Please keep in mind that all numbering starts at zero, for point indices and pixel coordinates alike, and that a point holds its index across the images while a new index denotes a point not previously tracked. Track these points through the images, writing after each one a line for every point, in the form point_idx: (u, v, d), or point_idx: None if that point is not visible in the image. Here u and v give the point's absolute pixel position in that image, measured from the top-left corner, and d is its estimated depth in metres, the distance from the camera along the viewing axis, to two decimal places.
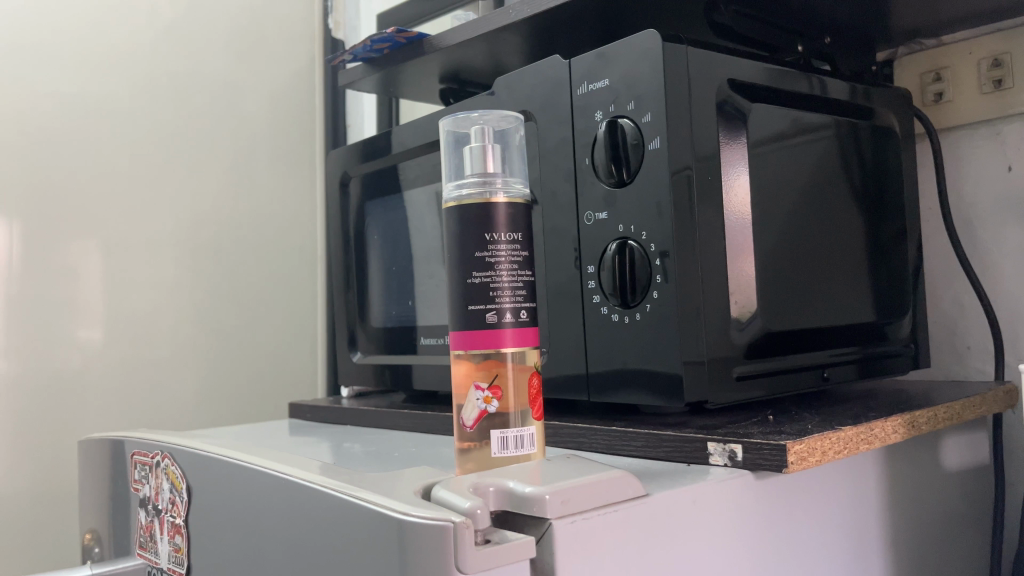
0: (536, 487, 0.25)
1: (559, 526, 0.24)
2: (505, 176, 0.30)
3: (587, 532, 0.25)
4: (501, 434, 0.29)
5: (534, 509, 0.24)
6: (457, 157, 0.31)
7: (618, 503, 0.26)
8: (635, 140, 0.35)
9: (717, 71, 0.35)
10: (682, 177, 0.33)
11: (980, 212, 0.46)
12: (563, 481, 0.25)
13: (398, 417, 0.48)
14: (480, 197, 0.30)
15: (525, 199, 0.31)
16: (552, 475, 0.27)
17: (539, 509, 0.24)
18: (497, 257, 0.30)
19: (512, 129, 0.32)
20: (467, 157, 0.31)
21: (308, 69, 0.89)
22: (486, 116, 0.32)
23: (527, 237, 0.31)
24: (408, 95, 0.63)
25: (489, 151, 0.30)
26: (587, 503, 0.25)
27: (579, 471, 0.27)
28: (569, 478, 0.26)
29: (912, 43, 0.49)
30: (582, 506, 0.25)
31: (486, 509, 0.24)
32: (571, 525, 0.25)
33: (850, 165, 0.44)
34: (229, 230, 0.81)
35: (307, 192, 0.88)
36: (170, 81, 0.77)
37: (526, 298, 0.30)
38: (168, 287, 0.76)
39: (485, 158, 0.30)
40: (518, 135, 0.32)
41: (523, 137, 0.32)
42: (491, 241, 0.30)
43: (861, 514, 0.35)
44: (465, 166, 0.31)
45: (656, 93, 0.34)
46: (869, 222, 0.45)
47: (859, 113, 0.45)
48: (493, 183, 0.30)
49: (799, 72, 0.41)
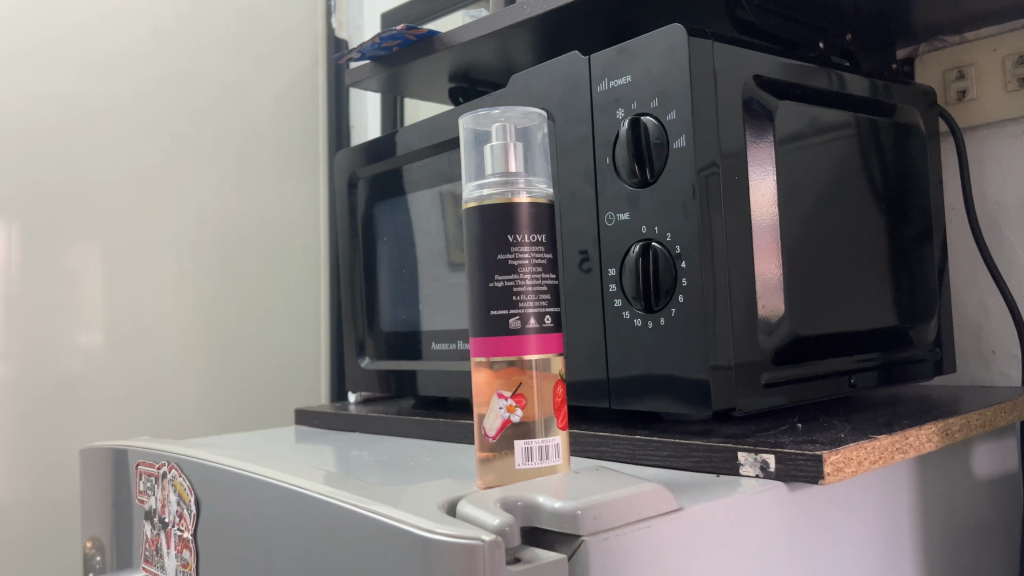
0: (567, 502, 0.24)
1: (593, 543, 0.23)
2: (527, 175, 0.29)
3: (621, 549, 0.24)
4: (525, 446, 0.28)
5: (566, 525, 0.23)
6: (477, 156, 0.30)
7: (651, 518, 0.25)
8: (658, 138, 0.34)
9: (743, 67, 0.34)
10: (709, 176, 0.32)
11: (1006, 213, 0.45)
12: (594, 496, 0.24)
13: (408, 424, 0.47)
14: (503, 198, 0.28)
15: (548, 199, 0.29)
16: (582, 488, 0.25)
17: (571, 525, 0.23)
18: (521, 260, 0.28)
19: (534, 126, 0.31)
20: (488, 156, 0.29)
21: (311, 69, 0.88)
22: (508, 113, 0.31)
23: (551, 239, 0.29)
24: (416, 95, 0.62)
25: (511, 150, 0.29)
26: (620, 519, 0.24)
27: (609, 483, 0.26)
28: (600, 492, 0.25)
29: (933, 40, 0.48)
30: (615, 522, 0.24)
31: (516, 526, 0.23)
32: (604, 543, 0.23)
33: (871, 165, 0.43)
34: (232, 232, 0.80)
35: (310, 193, 0.87)
36: (171, 81, 0.76)
37: (550, 302, 0.29)
38: (170, 291, 0.74)
39: (506, 156, 0.29)
40: (541, 133, 0.31)
41: (545, 134, 0.31)
42: (514, 243, 0.28)
43: (894, 526, 0.33)
44: (486, 166, 0.30)
45: (681, 90, 0.33)
46: (891, 224, 0.44)
47: (880, 111, 0.44)
48: (515, 183, 0.29)
49: (820, 68, 0.40)
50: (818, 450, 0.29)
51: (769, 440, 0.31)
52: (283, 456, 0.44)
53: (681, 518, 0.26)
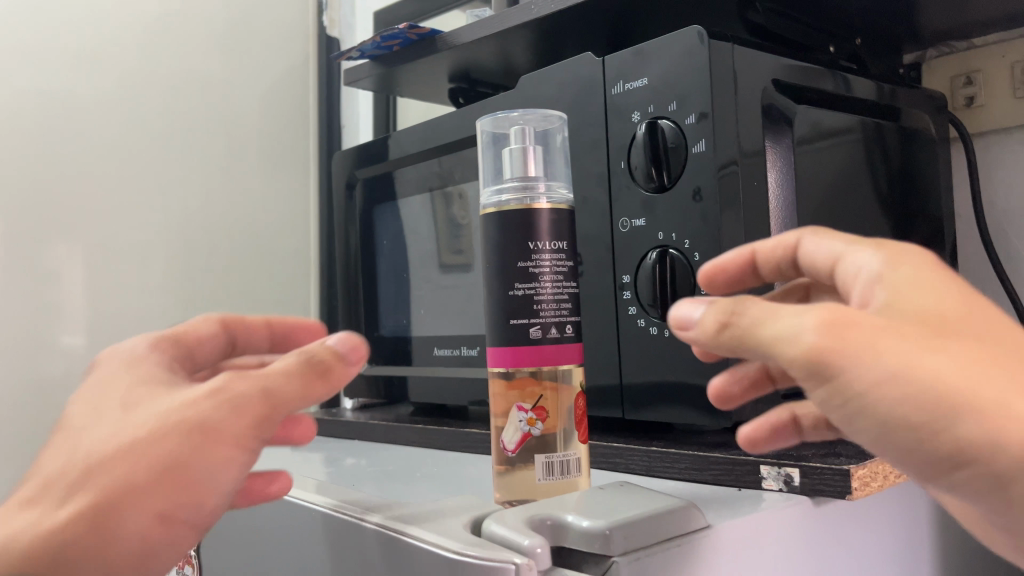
0: (597, 521, 0.23)
1: (625, 564, 0.22)
2: (547, 180, 0.28)
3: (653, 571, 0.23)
4: (547, 459, 0.27)
5: (596, 545, 0.22)
6: (495, 161, 0.29)
7: (681, 536, 0.24)
8: (675, 142, 0.33)
9: (762, 70, 0.33)
10: (729, 181, 0.32)
11: (1013, 219, 0.45)
12: (625, 514, 0.23)
13: (409, 432, 0.46)
14: (524, 203, 0.28)
15: (568, 204, 0.29)
16: (611, 504, 0.24)
17: (603, 545, 0.22)
18: (541, 268, 0.28)
19: (553, 130, 0.30)
20: (506, 159, 0.29)
21: (301, 66, 0.87)
22: (526, 116, 0.30)
23: (572, 246, 0.29)
24: (414, 95, 0.61)
25: (530, 153, 0.28)
26: (651, 539, 0.23)
27: (637, 499, 0.25)
28: (629, 510, 0.24)
29: (941, 46, 0.47)
30: (646, 543, 0.23)
31: (547, 547, 0.22)
32: (636, 564, 0.22)
33: (878, 170, 0.42)
34: (219, 232, 0.78)
35: (299, 193, 0.86)
36: (161, 76, 0.74)
37: (570, 311, 0.28)
38: (156, 291, 0.73)
39: (525, 160, 0.28)
40: (561, 136, 0.30)
41: (565, 138, 0.30)
42: (535, 250, 0.28)
43: (913, 540, 0.33)
44: (504, 170, 0.29)
45: (701, 93, 0.32)
46: (898, 230, 0.43)
47: (888, 114, 0.43)
48: (535, 188, 0.28)
49: (828, 70, 0.39)
50: (845, 464, 0.28)
51: (790, 453, 0.31)
52: (281, 464, 0.43)
53: (710, 536, 0.25)
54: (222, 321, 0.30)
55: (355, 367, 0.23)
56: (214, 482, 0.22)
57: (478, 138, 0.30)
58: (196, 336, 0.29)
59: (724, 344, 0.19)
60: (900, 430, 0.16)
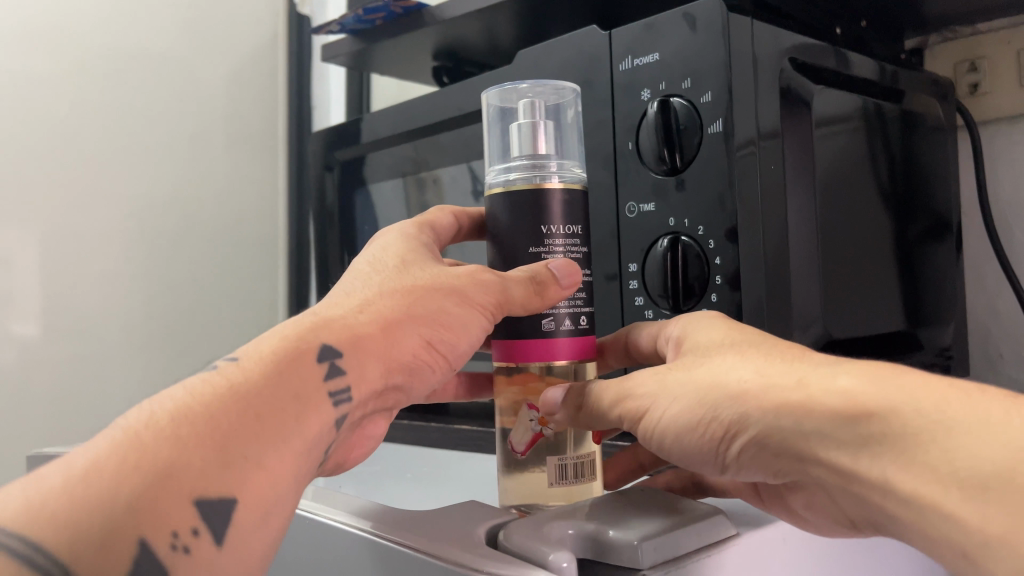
0: (624, 531, 0.21)
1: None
2: (558, 159, 0.26)
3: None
4: (559, 462, 0.26)
5: (623, 558, 0.20)
6: (503, 137, 0.27)
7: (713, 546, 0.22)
8: (688, 122, 0.31)
9: (779, 48, 0.32)
10: (748, 163, 0.29)
11: (1017, 210, 0.44)
12: (654, 523, 0.21)
13: (393, 428, 0.44)
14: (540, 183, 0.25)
15: (582, 185, 0.26)
16: (637, 513, 0.23)
17: (630, 558, 0.20)
18: (552, 254, 0.26)
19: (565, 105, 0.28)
20: (515, 136, 0.26)
21: (270, 46, 0.84)
22: (535, 89, 0.29)
23: (586, 230, 0.26)
24: (394, 74, 0.58)
25: (540, 129, 0.26)
26: (681, 549, 0.21)
27: (664, 506, 0.23)
28: (656, 518, 0.22)
29: (945, 31, 0.46)
30: (675, 554, 0.21)
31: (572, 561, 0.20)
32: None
33: (877, 155, 0.40)
34: (184, 216, 0.74)
35: (268, 177, 0.82)
36: (122, 50, 0.70)
37: (585, 302, 0.26)
38: (117, 277, 0.69)
39: (535, 137, 0.26)
40: (571, 112, 0.29)
41: (577, 114, 0.29)
42: (546, 234, 0.25)
43: None
44: (511, 147, 0.26)
45: (717, 69, 0.30)
46: (897, 218, 0.42)
47: (888, 96, 0.41)
48: (545, 167, 0.26)
49: (829, 47, 0.37)
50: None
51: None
52: None
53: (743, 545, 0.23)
54: (454, 212, 0.33)
55: (567, 292, 0.25)
56: (405, 354, 0.26)
57: (485, 113, 0.29)
58: (438, 224, 0.32)
59: (583, 424, 0.25)
60: (703, 449, 0.23)
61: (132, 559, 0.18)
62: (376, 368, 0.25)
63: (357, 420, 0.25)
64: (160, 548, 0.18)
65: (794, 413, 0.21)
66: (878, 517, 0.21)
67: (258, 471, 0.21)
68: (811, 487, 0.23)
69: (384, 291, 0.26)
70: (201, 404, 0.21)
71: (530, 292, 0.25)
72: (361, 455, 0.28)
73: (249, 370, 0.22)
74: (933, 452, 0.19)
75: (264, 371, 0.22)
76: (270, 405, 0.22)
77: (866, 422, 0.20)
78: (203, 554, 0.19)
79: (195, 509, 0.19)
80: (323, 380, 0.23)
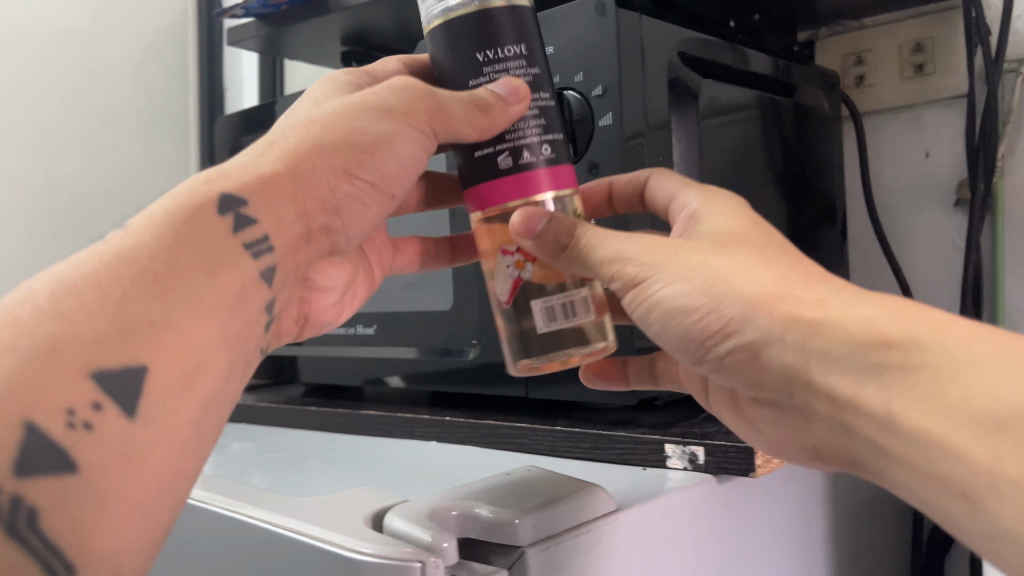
0: (502, 511, 0.22)
1: (533, 554, 0.21)
2: None
3: (562, 561, 0.22)
4: (545, 305, 0.25)
5: (504, 536, 0.21)
6: None
7: (591, 523, 0.23)
8: (582, 114, 0.32)
9: (667, 42, 0.33)
10: (634, 154, 0.31)
11: (897, 196, 0.47)
12: (532, 502, 0.22)
13: (301, 414, 0.44)
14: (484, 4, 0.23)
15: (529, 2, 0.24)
16: (517, 493, 0.24)
17: (509, 535, 0.21)
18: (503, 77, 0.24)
19: None
20: None
21: (180, 23, 0.82)
22: None
23: (538, 48, 0.25)
24: (304, 57, 0.58)
25: None
26: (561, 526, 0.23)
27: (544, 486, 0.24)
28: (539, 497, 0.23)
29: (835, 25, 0.48)
30: (555, 530, 0.22)
31: (453, 541, 0.21)
32: (544, 553, 0.22)
33: (773, 144, 0.42)
34: (89, 200, 0.72)
35: (179, 159, 0.80)
36: (17, 27, 0.68)
37: (549, 126, 0.24)
38: (16, 264, 0.67)
39: None
40: None
41: None
42: (494, 59, 0.24)
43: (806, 510, 0.34)
44: None
45: (608, 64, 0.31)
46: (792, 205, 0.44)
47: (783, 90, 0.44)
48: None
49: (724, 42, 0.39)
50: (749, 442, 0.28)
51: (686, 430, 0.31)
52: None
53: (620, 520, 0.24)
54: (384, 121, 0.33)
55: (516, 110, 0.23)
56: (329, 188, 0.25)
57: None
58: None
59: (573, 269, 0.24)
60: (688, 339, 0.22)
61: (18, 440, 0.18)
62: (295, 212, 0.25)
63: (286, 268, 0.26)
64: (51, 428, 0.19)
65: (806, 330, 0.20)
66: (874, 457, 0.20)
67: (166, 331, 0.20)
68: (787, 405, 0.23)
69: (289, 133, 0.25)
70: (104, 271, 0.21)
71: (468, 123, 0.23)
72: (331, 308, 0.32)
73: (138, 235, 0.22)
74: (960, 375, 0.18)
75: (162, 230, 0.22)
76: (173, 266, 0.21)
77: (884, 348, 0.19)
78: (110, 425, 0.19)
79: (91, 383, 0.19)
80: (232, 232, 0.23)
